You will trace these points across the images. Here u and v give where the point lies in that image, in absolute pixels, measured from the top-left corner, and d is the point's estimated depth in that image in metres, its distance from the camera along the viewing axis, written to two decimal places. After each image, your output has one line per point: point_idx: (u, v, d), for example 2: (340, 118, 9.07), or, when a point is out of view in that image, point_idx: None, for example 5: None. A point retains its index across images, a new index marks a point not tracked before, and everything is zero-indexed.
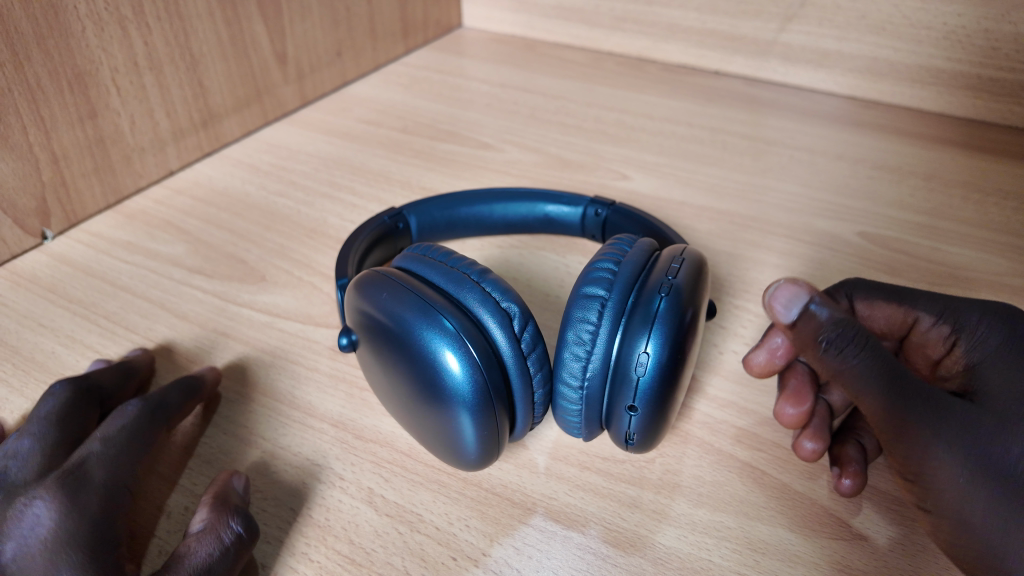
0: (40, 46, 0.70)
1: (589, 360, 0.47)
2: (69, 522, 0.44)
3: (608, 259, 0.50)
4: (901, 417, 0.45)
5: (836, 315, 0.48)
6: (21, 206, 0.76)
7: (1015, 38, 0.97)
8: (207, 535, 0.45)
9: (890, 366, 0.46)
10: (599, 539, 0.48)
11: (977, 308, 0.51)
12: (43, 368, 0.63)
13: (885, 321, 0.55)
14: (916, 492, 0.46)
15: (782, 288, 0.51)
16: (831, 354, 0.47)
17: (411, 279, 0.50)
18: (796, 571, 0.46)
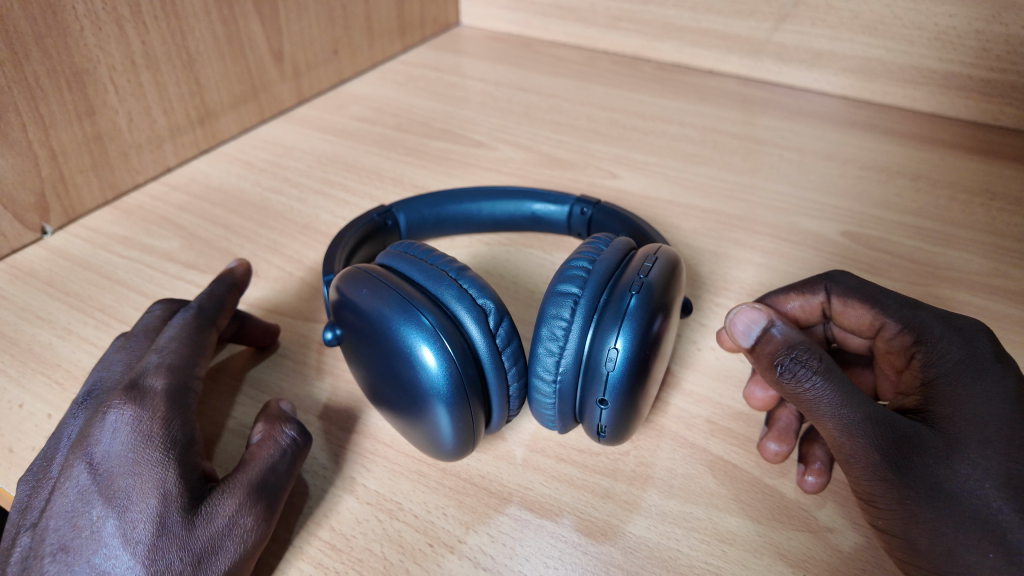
0: (39, 45, 0.72)
1: (561, 355, 0.49)
2: (157, 419, 0.49)
3: (583, 258, 0.52)
4: (854, 439, 0.47)
5: (793, 341, 0.51)
6: (20, 201, 0.78)
7: (1005, 38, 0.97)
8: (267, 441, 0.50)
9: (846, 390, 0.47)
10: (571, 528, 0.50)
11: (940, 323, 0.52)
12: (39, 360, 0.65)
13: (858, 322, 0.57)
14: (870, 513, 0.48)
15: (741, 313, 0.54)
16: (788, 379, 0.49)
17: (392, 276, 0.51)
18: (762, 562, 0.48)
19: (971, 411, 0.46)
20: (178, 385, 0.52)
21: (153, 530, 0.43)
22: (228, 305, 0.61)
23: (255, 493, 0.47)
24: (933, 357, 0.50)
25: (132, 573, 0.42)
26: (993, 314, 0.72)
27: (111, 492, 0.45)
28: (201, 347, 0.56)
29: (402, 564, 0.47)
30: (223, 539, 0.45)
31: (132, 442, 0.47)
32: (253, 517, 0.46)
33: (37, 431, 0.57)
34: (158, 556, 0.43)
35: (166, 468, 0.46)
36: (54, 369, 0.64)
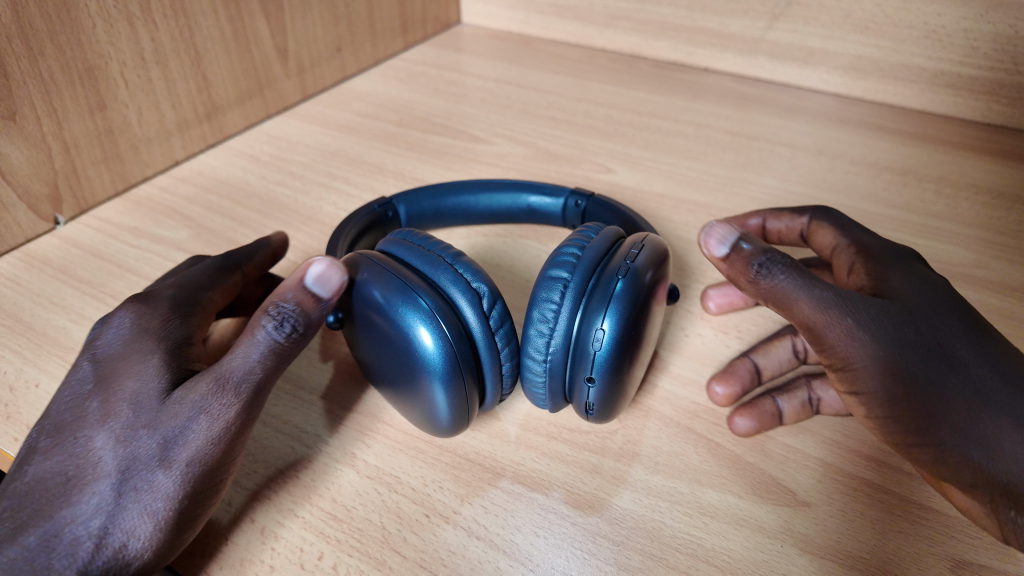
0: (53, 41, 0.75)
1: (551, 336, 0.52)
2: (149, 322, 0.54)
3: (573, 245, 0.54)
4: (829, 312, 0.50)
5: (760, 245, 0.53)
6: (35, 192, 0.80)
7: (993, 37, 1.00)
8: (251, 332, 0.49)
9: (810, 276, 0.52)
10: (561, 501, 0.52)
11: (887, 246, 0.59)
12: (54, 343, 0.68)
13: (821, 244, 0.63)
14: (848, 380, 0.51)
15: (715, 228, 0.55)
16: (763, 276, 0.52)
17: (392, 262, 0.54)
18: (741, 532, 0.50)
19: (926, 296, 0.53)
20: (178, 298, 0.57)
21: (132, 411, 0.48)
22: (258, 260, 0.65)
23: (223, 381, 0.48)
24: (879, 264, 0.56)
25: (108, 450, 0.47)
26: (973, 302, 0.74)
27: (103, 381, 0.51)
28: (220, 281, 0.61)
29: (400, 533, 0.50)
30: (189, 422, 0.47)
31: (128, 338, 0.53)
32: (222, 406, 0.48)
33: None
34: (132, 437, 0.47)
35: (149, 362, 0.51)
36: (69, 351, 0.66)
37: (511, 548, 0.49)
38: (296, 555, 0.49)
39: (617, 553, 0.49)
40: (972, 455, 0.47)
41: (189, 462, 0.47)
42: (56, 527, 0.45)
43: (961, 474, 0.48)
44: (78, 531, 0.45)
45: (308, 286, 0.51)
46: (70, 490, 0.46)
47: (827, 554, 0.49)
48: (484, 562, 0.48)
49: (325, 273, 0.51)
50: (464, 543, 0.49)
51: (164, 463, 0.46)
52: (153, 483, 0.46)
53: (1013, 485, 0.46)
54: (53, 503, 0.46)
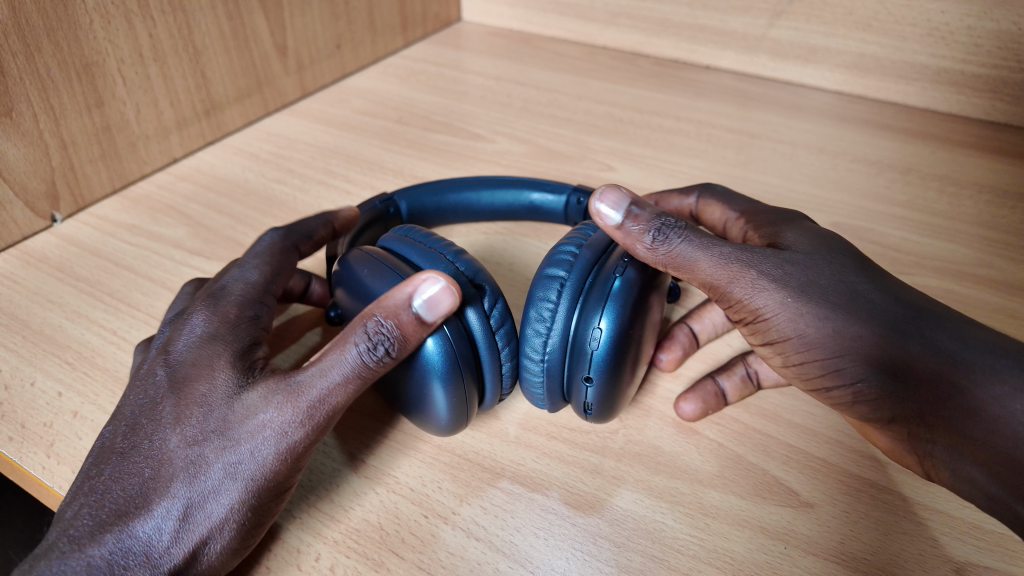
0: (50, 37, 0.74)
1: (549, 336, 0.51)
2: (222, 320, 0.51)
3: (571, 243, 0.54)
4: (729, 269, 0.51)
5: (652, 211, 0.52)
6: (32, 189, 0.80)
7: (997, 34, 0.99)
8: (342, 346, 0.47)
9: (703, 234, 0.52)
10: (561, 501, 0.52)
11: (774, 210, 0.58)
12: (51, 341, 0.67)
13: (713, 221, 0.62)
14: (758, 333, 0.52)
15: (608, 193, 0.51)
16: (660, 241, 0.51)
17: (392, 258, 0.53)
18: (743, 533, 0.50)
19: (814, 242, 0.52)
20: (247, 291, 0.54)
21: (204, 418, 0.46)
22: (318, 238, 0.61)
23: (300, 396, 0.47)
24: (770, 226, 0.56)
25: (180, 453, 0.46)
26: (976, 300, 0.73)
27: (174, 377, 0.49)
28: (281, 268, 0.57)
29: (398, 533, 0.50)
30: (260, 435, 0.46)
31: (200, 339, 0.50)
32: (297, 422, 0.46)
33: (50, 407, 0.60)
34: (205, 443, 0.46)
35: (225, 365, 0.48)
36: (66, 350, 0.66)
37: (510, 550, 0.49)
38: (294, 556, 0.49)
39: (618, 555, 0.48)
40: (886, 388, 0.47)
41: (260, 474, 0.46)
42: (126, 528, 0.44)
43: (874, 407, 0.49)
44: (149, 534, 0.44)
45: (413, 306, 0.47)
46: (141, 491, 0.45)
47: (831, 555, 0.49)
48: (483, 564, 0.48)
49: (434, 297, 0.47)
50: (463, 545, 0.49)
51: (236, 473, 0.45)
52: (225, 493, 0.45)
53: (926, 414, 0.46)
54: (123, 502, 0.45)
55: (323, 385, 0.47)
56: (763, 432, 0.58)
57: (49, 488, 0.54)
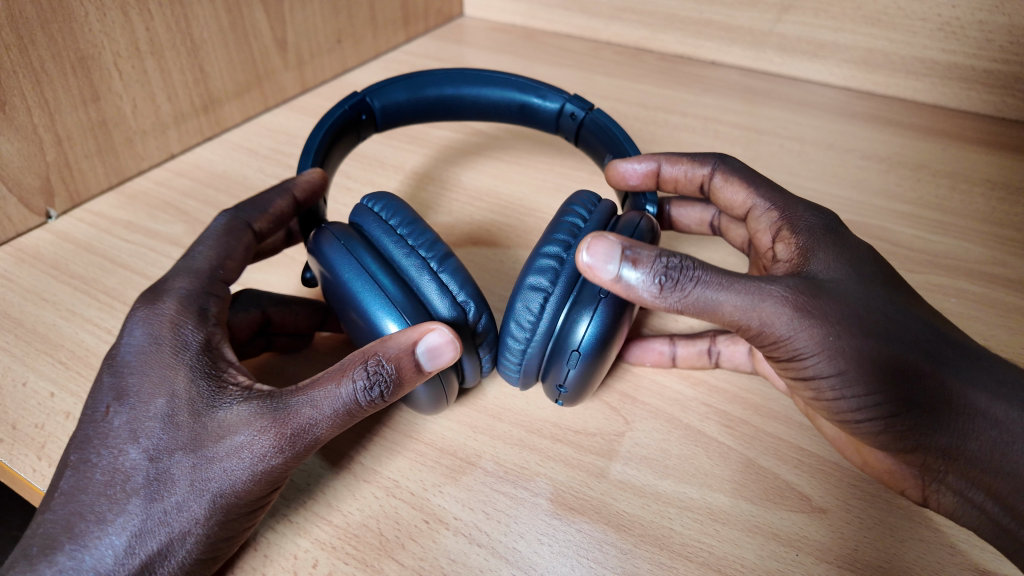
0: (44, 30, 0.73)
1: (527, 345, 0.52)
2: (179, 324, 0.49)
3: (556, 245, 0.52)
4: (762, 309, 0.45)
5: (653, 253, 0.45)
6: (26, 184, 0.78)
7: (1009, 29, 0.98)
8: (338, 378, 0.45)
9: (721, 270, 0.46)
10: (567, 506, 0.50)
11: (806, 206, 0.55)
12: (44, 340, 0.66)
13: (736, 203, 0.60)
14: (796, 368, 0.48)
15: (593, 245, 0.44)
16: (672, 290, 0.45)
17: (374, 262, 0.51)
18: (754, 541, 0.48)
19: (843, 258, 0.50)
20: (204, 292, 0.51)
21: (169, 436, 0.44)
22: (274, 210, 0.58)
23: (280, 421, 0.44)
24: (797, 233, 0.53)
25: (138, 468, 0.44)
26: (991, 299, 0.72)
27: (129, 386, 0.47)
28: (232, 250, 0.55)
29: (398, 539, 0.48)
30: (229, 455, 0.44)
31: (160, 347, 0.48)
32: (272, 446, 0.44)
33: (42, 408, 0.58)
34: (165, 459, 0.44)
35: (188, 376, 0.46)
36: (59, 348, 0.64)
37: (514, 557, 0.47)
38: (290, 562, 0.47)
39: (625, 562, 0.47)
40: (919, 419, 0.46)
41: (227, 494, 0.44)
42: (78, 543, 0.42)
43: (899, 440, 0.47)
44: (100, 551, 0.42)
45: (416, 352, 0.45)
46: (95, 505, 0.43)
47: (844, 563, 0.47)
48: (486, 571, 0.46)
49: (437, 347, 0.46)
50: (466, 551, 0.47)
51: (200, 493, 0.44)
52: (187, 511, 0.43)
53: (952, 449, 0.46)
54: (76, 516, 0.43)
55: (308, 415, 0.44)
56: (773, 435, 0.56)
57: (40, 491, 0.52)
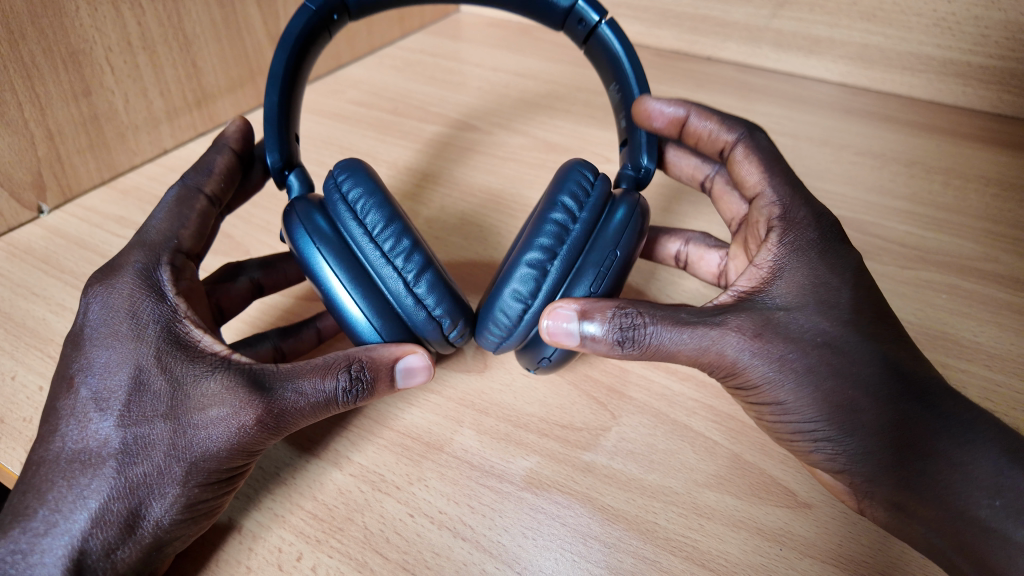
0: (35, 25, 0.72)
1: (506, 338, 0.53)
2: (140, 296, 0.49)
3: (536, 256, 0.51)
4: (714, 355, 0.48)
5: (609, 314, 0.47)
6: (17, 179, 0.79)
7: (1004, 25, 0.98)
8: (322, 373, 0.47)
9: (676, 317, 0.48)
10: (552, 501, 0.50)
11: (807, 210, 0.55)
12: (33, 334, 0.66)
13: (748, 181, 0.59)
14: (749, 399, 0.50)
15: (552, 320, 0.48)
16: (627, 345, 0.47)
17: (354, 269, 0.50)
18: (738, 535, 0.48)
19: (813, 279, 0.50)
20: (160, 264, 0.52)
21: (144, 408, 0.45)
22: (218, 168, 0.59)
23: (257, 397, 0.46)
24: (782, 244, 0.53)
25: (109, 435, 0.45)
26: (982, 295, 0.72)
27: (93, 359, 0.47)
28: (186, 220, 0.55)
29: (382, 533, 0.48)
30: (205, 425, 0.45)
31: (126, 321, 0.48)
32: (246, 419, 0.45)
33: (30, 402, 0.59)
34: (138, 427, 0.45)
35: (154, 347, 0.47)
36: (49, 342, 0.65)
37: (498, 550, 0.47)
38: (274, 555, 0.47)
39: (608, 556, 0.47)
40: (873, 452, 0.46)
41: (201, 459, 0.45)
42: (54, 508, 0.43)
43: (858, 474, 0.46)
44: (76, 513, 0.43)
45: (395, 366, 0.49)
46: (67, 471, 0.44)
47: (828, 558, 0.47)
48: (470, 564, 0.46)
49: (414, 368, 0.49)
50: (450, 545, 0.47)
51: (176, 456, 0.45)
52: (164, 474, 0.44)
53: (903, 485, 0.45)
54: (49, 483, 0.44)
55: (291, 401, 0.46)
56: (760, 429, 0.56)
57: None
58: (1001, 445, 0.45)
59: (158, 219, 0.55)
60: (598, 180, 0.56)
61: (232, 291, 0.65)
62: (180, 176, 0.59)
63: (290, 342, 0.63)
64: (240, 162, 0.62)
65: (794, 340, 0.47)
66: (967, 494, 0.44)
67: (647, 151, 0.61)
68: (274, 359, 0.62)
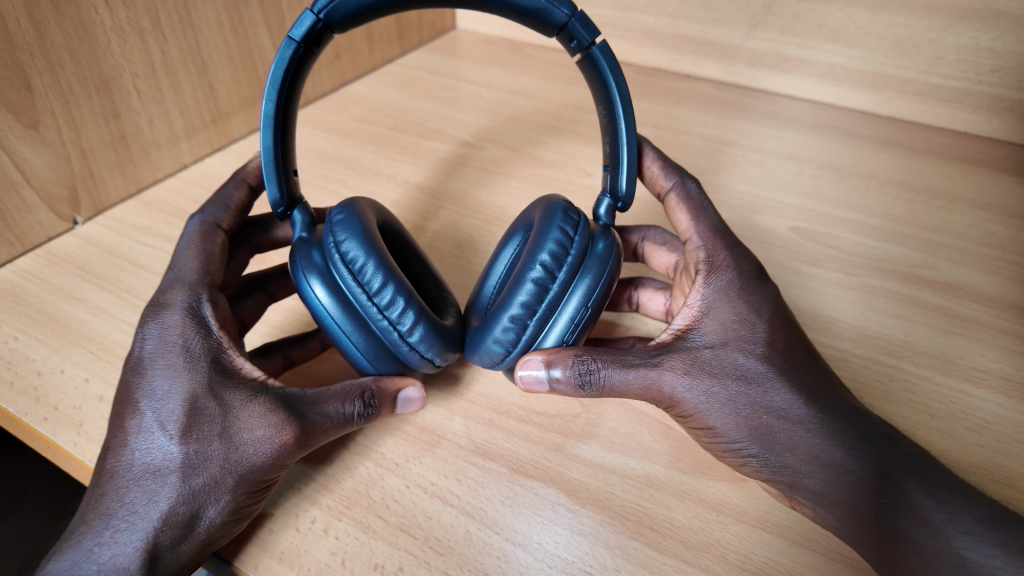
0: (71, 56, 0.81)
1: (490, 363, 0.63)
2: (191, 331, 0.58)
3: (517, 313, 0.59)
4: (658, 392, 0.58)
5: (569, 362, 0.57)
6: (56, 194, 0.87)
7: (956, 48, 1.07)
8: (340, 398, 0.57)
9: (623, 360, 0.58)
10: (525, 474, 0.59)
11: (728, 252, 0.66)
12: (76, 333, 0.74)
13: (680, 228, 0.70)
14: (689, 427, 0.59)
15: (524, 369, 0.58)
16: (587, 385, 0.57)
17: (359, 322, 0.58)
18: (682, 503, 0.57)
19: (731, 316, 0.61)
20: (203, 302, 0.60)
21: (200, 428, 0.54)
22: (234, 202, 0.69)
23: (293, 421, 0.55)
24: (707, 285, 0.63)
25: (173, 450, 0.53)
26: (917, 300, 0.80)
27: (154, 385, 0.56)
28: (211, 255, 0.64)
29: (382, 500, 0.58)
30: (250, 443, 0.54)
31: (178, 353, 0.56)
32: (284, 439, 0.54)
33: (77, 392, 0.67)
34: (195, 444, 0.53)
35: (206, 375, 0.56)
36: (89, 341, 0.73)
37: (479, 514, 0.56)
38: (293, 519, 0.57)
39: (573, 519, 0.56)
40: (794, 467, 0.55)
41: (248, 471, 0.54)
42: (131, 510, 0.52)
43: (777, 480, 0.56)
44: (149, 515, 0.51)
45: (397, 395, 0.60)
46: (139, 480, 0.53)
47: (758, 523, 0.56)
48: (455, 525, 0.55)
49: (411, 398, 0.61)
50: (438, 509, 0.57)
51: (228, 468, 0.53)
52: (218, 484, 0.53)
53: (817, 490, 0.54)
54: (124, 489, 0.52)
55: (317, 421, 0.56)
56: None
57: (80, 462, 0.62)
58: (885, 445, 0.54)
59: (187, 256, 0.63)
60: (577, 234, 0.62)
61: (248, 306, 0.74)
62: (197, 210, 0.67)
63: (298, 350, 0.72)
64: (253, 195, 0.72)
65: (721, 377, 0.58)
66: (859, 492, 0.53)
67: (627, 178, 0.68)
68: (283, 365, 0.71)
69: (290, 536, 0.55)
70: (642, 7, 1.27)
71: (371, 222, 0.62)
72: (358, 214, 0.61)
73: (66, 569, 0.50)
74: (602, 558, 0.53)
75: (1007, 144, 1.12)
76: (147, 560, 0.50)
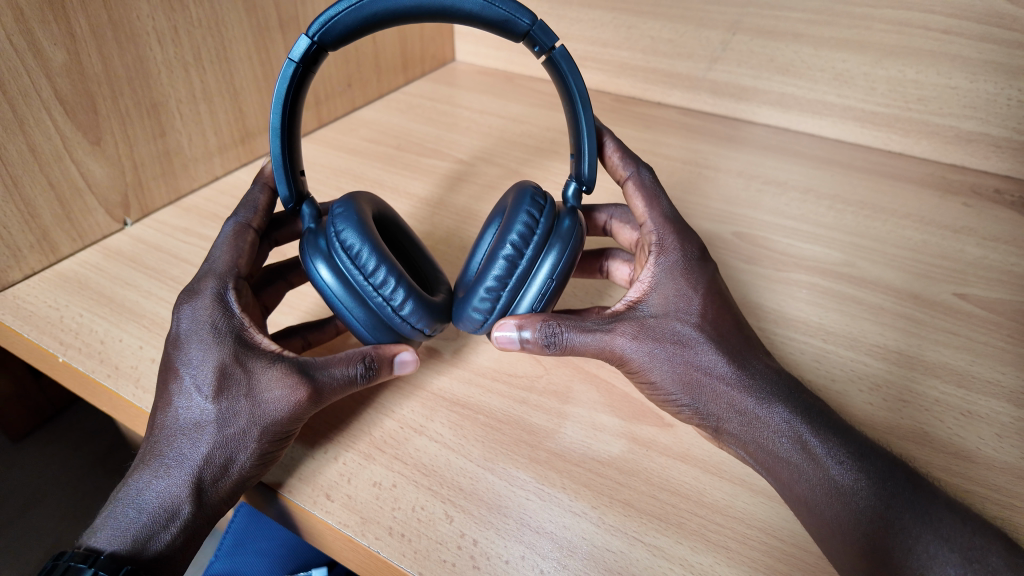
0: (130, 85, 0.97)
1: (473, 325, 0.78)
2: (218, 312, 0.70)
3: (489, 286, 0.74)
4: (611, 350, 0.70)
5: (537, 327, 0.69)
6: (112, 200, 1.03)
7: (886, 79, 1.23)
8: (346, 363, 0.69)
9: (583, 325, 0.71)
10: (495, 419, 0.75)
11: (676, 237, 0.79)
12: (131, 311, 0.90)
13: (638, 212, 0.84)
14: (638, 380, 0.73)
15: (500, 332, 0.71)
16: (553, 345, 0.69)
17: (362, 294, 0.73)
18: (619, 439, 0.73)
19: (674, 292, 0.74)
20: (228, 288, 0.73)
21: (229, 391, 0.67)
22: (260, 205, 0.83)
23: (304, 385, 0.67)
24: (658, 265, 0.76)
25: (208, 407, 0.66)
26: (833, 291, 0.95)
27: (189, 356, 0.68)
28: (241, 251, 0.77)
29: (382, 436, 0.73)
30: (270, 403, 0.67)
31: (208, 331, 0.69)
32: (297, 400, 0.67)
33: (135, 355, 0.83)
34: (225, 403, 0.66)
35: (232, 348, 0.68)
36: (142, 317, 0.89)
37: (458, 446, 0.72)
38: (311, 450, 0.72)
39: (531, 451, 0.71)
40: (714, 412, 0.69)
41: (269, 423, 0.67)
42: (178, 454, 0.66)
43: (704, 422, 0.70)
44: (192, 458, 0.65)
45: (395, 360, 0.73)
46: (183, 430, 0.66)
47: (677, 454, 0.72)
48: (438, 454, 0.71)
49: (407, 360, 0.73)
50: (426, 442, 0.72)
51: (253, 422, 0.66)
52: (246, 434, 0.66)
53: (730, 427, 0.68)
54: (172, 438, 0.66)
55: (325, 381, 0.68)
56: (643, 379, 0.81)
57: (137, 407, 0.77)
58: (788, 392, 0.69)
59: (222, 250, 0.77)
60: (542, 215, 0.76)
61: (269, 293, 0.90)
62: (232, 213, 0.81)
63: (314, 334, 0.87)
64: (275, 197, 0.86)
65: (662, 341, 0.71)
66: (768, 431, 0.66)
67: (588, 164, 0.81)
68: (302, 346, 0.86)
69: (309, 462, 0.71)
70: (617, 43, 1.45)
71: (365, 215, 0.76)
72: (354, 208, 0.76)
73: (131, 496, 0.65)
74: (552, 477, 0.68)
75: (935, 162, 1.27)
76: (193, 491, 0.65)
